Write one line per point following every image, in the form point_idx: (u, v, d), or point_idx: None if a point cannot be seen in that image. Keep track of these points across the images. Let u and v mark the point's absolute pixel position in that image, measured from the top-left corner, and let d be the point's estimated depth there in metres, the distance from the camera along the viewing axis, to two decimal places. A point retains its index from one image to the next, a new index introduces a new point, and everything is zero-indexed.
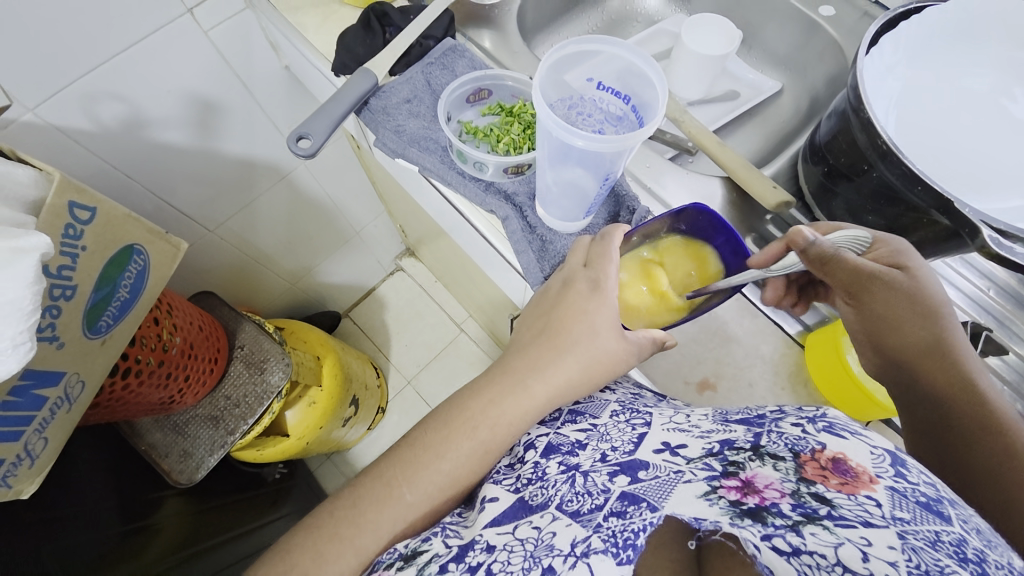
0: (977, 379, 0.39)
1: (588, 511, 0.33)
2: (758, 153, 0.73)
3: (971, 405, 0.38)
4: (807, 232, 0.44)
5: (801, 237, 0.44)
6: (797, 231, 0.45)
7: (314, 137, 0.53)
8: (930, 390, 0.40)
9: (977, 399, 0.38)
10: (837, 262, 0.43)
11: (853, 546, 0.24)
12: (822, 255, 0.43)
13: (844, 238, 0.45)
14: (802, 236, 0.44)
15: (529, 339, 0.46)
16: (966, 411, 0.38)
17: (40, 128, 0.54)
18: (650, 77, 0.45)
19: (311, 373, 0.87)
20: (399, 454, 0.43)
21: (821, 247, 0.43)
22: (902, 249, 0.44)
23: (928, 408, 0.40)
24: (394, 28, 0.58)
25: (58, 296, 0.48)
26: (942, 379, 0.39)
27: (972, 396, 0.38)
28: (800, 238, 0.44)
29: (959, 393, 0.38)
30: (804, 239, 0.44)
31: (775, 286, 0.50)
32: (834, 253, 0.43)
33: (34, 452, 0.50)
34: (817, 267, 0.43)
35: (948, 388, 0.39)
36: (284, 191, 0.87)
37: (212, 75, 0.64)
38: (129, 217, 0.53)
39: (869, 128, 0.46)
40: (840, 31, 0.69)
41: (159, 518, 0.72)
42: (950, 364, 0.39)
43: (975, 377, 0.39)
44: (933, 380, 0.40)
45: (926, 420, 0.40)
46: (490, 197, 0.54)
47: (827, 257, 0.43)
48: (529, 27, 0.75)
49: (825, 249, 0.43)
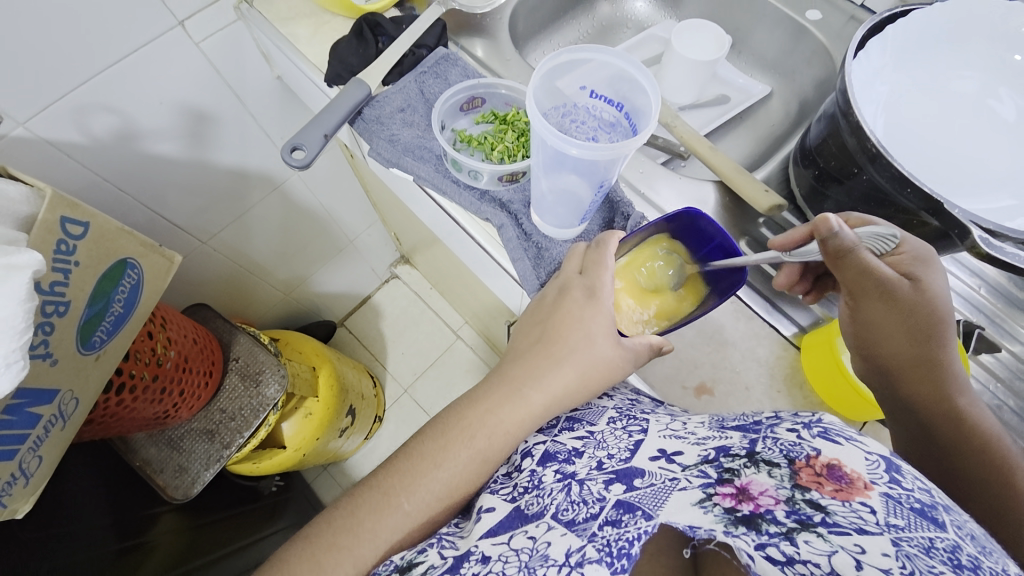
0: (959, 397, 0.41)
1: (582, 520, 0.34)
2: (749, 157, 0.74)
3: (950, 422, 0.40)
4: (833, 221, 0.41)
5: (825, 225, 0.42)
6: (823, 218, 0.42)
7: (308, 148, 0.52)
8: (912, 402, 0.42)
9: (957, 417, 0.40)
10: (852, 261, 0.42)
11: (847, 553, 0.24)
12: (840, 251, 0.42)
13: (866, 235, 0.43)
14: (828, 223, 0.41)
15: (526, 347, 0.46)
16: (945, 424, 0.40)
17: (31, 143, 0.53)
18: (642, 83, 0.45)
19: (307, 384, 0.86)
20: (397, 463, 0.43)
21: (841, 240, 0.41)
22: (923, 257, 0.43)
23: (908, 416, 0.42)
24: (386, 38, 0.59)
25: (51, 312, 0.47)
26: (928, 397, 0.41)
27: (951, 411, 0.40)
28: (823, 227, 0.42)
29: (940, 411, 0.41)
30: (827, 229, 0.41)
31: (790, 273, 0.50)
32: (853, 249, 0.41)
33: (28, 470, 0.50)
34: (831, 261, 0.42)
35: (931, 403, 0.41)
36: (277, 201, 0.86)
37: (204, 87, 0.64)
38: (122, 231, 0.53)
39: (858, 132, 0.47)
40: (828, 36, 0.70)
41: (154, 535, 0.71)
42: (935, 380, 0.41)
43: (956, 395, 0.41)
44: (916, 395, 0.42)
45: (907, 430, 0.42)
46: (485, 205, 0.54)
47: (844, 254, 0.42)
48: (520, 35, 0.76)
49: (846, 244, 0.41)
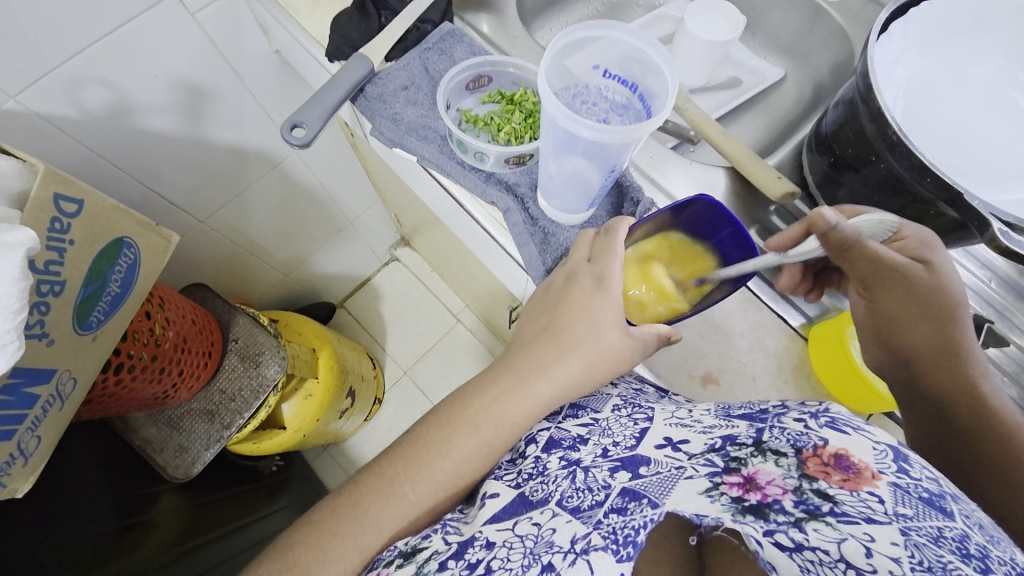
0: (983, 382, 0.39)
1: (588, 507, 0.33)
2: (760, 142, 0.73)
3: (974, 406, 0.38)
4: (829, 215, 0.44)
5: (823, 220, 0.45)
6: (819, 214, 0.45)
7: (309, 126, 0.51)
8: (933, 390, 0.40)
9: (981, 403, 0.38)
10: (858, 249, 0.43)
11: (857, 541, 0.24)
12: (844, 242, 0.43)
13: (867, 223, 0.44)
14: (824, 218, 0.45)
15: (532, 336, 0.45)
16: (967, 411, 0.38)
17: (22, 116, 0.51)
18: (657, 63, 0.44)
19: (307, 366, 0.86)
20: (400, 452, 0.42)
21: (843, 231, 0.43)
22: (928, 240, 0.43)
23: (924, 399, 0.41)
24: (390, 11, 0.56)
25: (46, 292, 0.46)
26: (950, 383, 0.40)
27: (975, 397, 0.39)
28: (822, 221, 0.45)
29: (964, 396, 0.39)
30: (826, 223, 0.44)
31: (792, 274, 0.50)
32: (856, 239, 0.43)
33: (27, 450, 0.49)
34: (836, 252, 0.44)
35: (954, 389, 0.39)
36: (277, 180, 0.85)
37: (200, 61, 0.62)
38: (117, 210, 0.51)
39: (878, 118, 0.45)
40: (846, 17, 0.68)
41: (155, 513, 0.71)
42: (956, 364, 0.40)
43: (980, 380, 0.39)
44: (938, 382, 0.40)
45: (927, 420, 0.41)
46: (490, 188, 0.53)
47: (848, 244, 0.43)
48: (528, 12, 0.73)
49: (847, 234, 0.43)
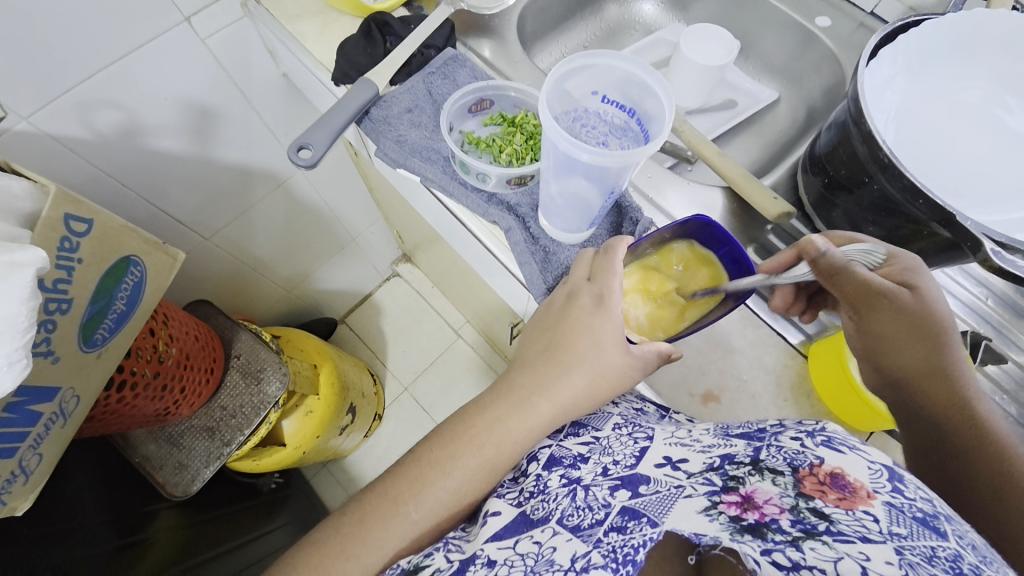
0: (976, 402, 0.39)
1: (588, 526, 0.34)
2: (756, 162, 0.74)
3: (968, 427, 0.38)
4: (820, 243, 0.45)
5: (813, 247, 0.46)
6: (809, 242, 0.46)
7: (315, 147, 0.52)
8: (928, 412, 0.41)
9: (975, 423, 0.39)
10: (846, 275, 0.44)
11: (853, 560, 0.24)
12: (832, 267, 0.44)
13: (854, 251, 0.45)
14: (814, 246, 0.45)
15: (534, 354, 0.45)
16: (963, 433, 0.38)
17: (34, 138, 0.53)
18: (654, 88, 0.45)
19: (308, 382, 0.86)
20: (403, 470, 0.42)
21: (831, 259, 0.44)
22: (915, 266, 0.43)
23: (919, 420, 0.41)
24: (395, 37, 0.58)
25: (53, 309, 0.47)
26: (942, 404, 0.40)
27: (968, 417, 0.39)
28: (811, 248, 0.46)
29: (957, 418, 0.39)
30: (816, 250, 0.45)
31: (784, 295, 0.51)
32: (843, 265, 0.44)
33: (28, 468, 0.49)
34: (825, 278, 0.44)
35: (947, 409, 0.40)
36: (281, 198, 0.86)
37: (209, 84, 0.63)
38: (126, 228, 0.52)
39: (870, 141, 0.46)
40: (837, 42, 0.70)
41: (152, 531, 0.71)
42: (947, 385, 0.40)
43: (974, 401, 0.40)
44: (935, 403, 0.40)
45: (921, 441, 0.41)
46: (492, 208, 0.54)
47: (836, 270, 0.44)
48: (529, 36, 0.75)
49: (835, 261, 0.44)
